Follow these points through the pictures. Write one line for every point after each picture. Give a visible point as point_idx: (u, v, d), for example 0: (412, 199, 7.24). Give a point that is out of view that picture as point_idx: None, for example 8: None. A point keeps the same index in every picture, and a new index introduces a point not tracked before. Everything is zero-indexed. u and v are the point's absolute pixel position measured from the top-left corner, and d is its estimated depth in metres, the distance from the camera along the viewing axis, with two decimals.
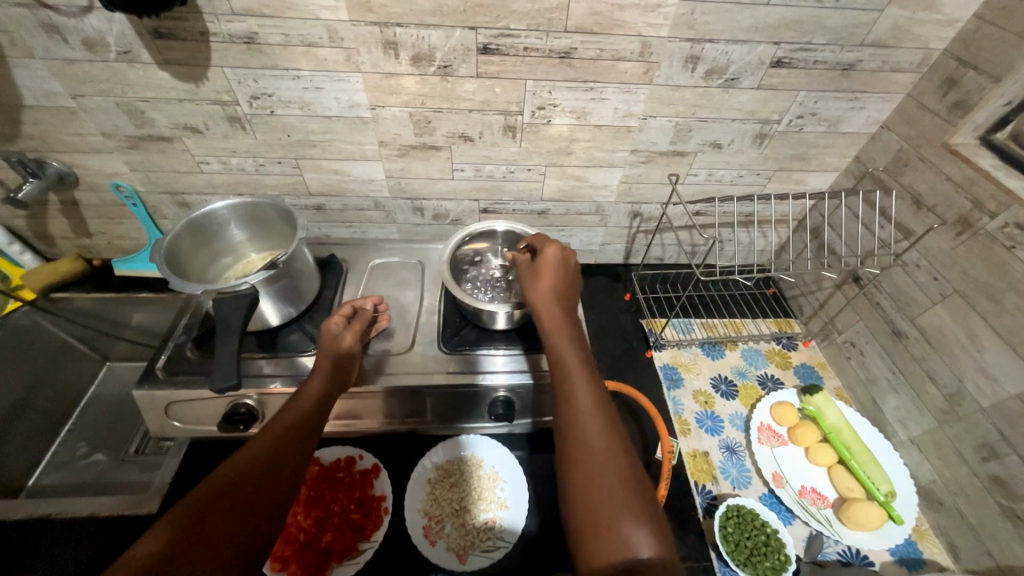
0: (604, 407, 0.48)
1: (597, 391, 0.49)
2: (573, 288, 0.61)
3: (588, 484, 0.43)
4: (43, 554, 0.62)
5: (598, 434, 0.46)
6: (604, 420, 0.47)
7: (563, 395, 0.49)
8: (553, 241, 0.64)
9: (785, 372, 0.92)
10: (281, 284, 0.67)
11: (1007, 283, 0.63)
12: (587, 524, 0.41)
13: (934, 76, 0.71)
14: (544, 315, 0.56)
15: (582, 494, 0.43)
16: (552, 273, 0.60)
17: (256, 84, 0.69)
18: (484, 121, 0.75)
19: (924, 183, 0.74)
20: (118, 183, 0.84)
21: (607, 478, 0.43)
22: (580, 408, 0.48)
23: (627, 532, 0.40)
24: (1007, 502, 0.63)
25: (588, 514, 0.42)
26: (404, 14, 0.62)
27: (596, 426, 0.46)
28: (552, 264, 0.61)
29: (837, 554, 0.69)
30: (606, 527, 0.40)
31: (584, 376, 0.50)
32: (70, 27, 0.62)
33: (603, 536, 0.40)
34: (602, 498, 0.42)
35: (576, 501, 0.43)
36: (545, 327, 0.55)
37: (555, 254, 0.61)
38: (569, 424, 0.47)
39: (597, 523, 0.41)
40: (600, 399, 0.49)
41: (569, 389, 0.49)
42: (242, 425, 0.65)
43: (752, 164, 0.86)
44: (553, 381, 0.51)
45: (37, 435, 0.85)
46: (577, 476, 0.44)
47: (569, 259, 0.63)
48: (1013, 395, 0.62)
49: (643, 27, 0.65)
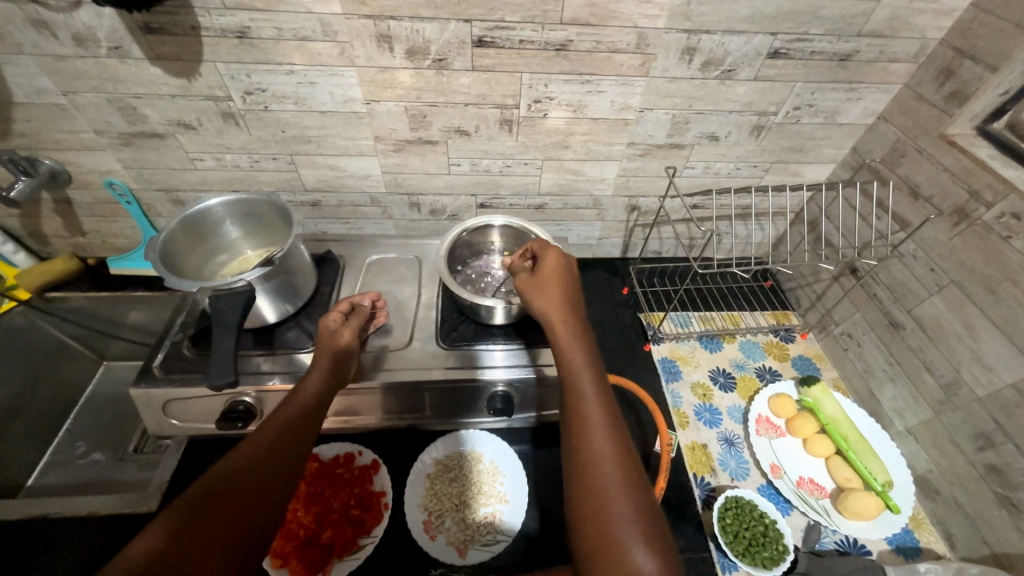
0: (614, 424, 0.47)
1: (607, 407, 0.49)
2: (578, 295, 0.60)
3: (599, 503, 0.42)
4: (43, 553, 0.62)
5: (610, 452, 0.45)
6: (614, 438, 0.46)
7: (573, 410, 0.49)
8: (554, 248, 0.63)
9: (783, 365, 0.92)
10: (278, 281, 0.66)
11: (1003, 273, 0.63)
12: (597, 546, 0.40)
13: (932, 65, 0.71)
14: (554, 326, 0.55)
15: (593, 514, 0.42)
16: (558, 283, 0.59)
17: (249, 79, 0.69)
18: (480, 115, 0.75)
19: (921, 174, 0.74)
20: (111, 180, 0.83)
21: (617, 497, 0.42)
22: (590, 425, 0.47)
23: (636, 555, 0.39)
24: (1003, 490, 0.64)
25: (599, 534, 0.41)
26: (398, 7, 0.62)
27: (607, 445, 0.46)
28: (555, 272, 0.60)
29: (834, 544, 0.70)
30: (616, 549, 0.40)
31: (595, 390, 0.49)
32: (61, 22, 0.61)
33: (613, 559, 0.39)
34: (612, 519, 0.41)
35: (586, 519, 0.42)
36: (554, 339, 0.54)
37: (557, 261, 0.61)
38: (580, 442, 0.46)
39: (607, 545, 0.40)
40: (611, 416, 0.48)
41: (580, 406, 0.49)
42: (241, 422, 0.65)
43: (750, 156, 0.85)
44: (562, 394, 0.51)
45: (34, 436, 0.85)
46: (587, 495, 0.43)
47: (571, 265, 0.62)
48: (1009, 385, 0.62)
49: (639, 19, 0.64)
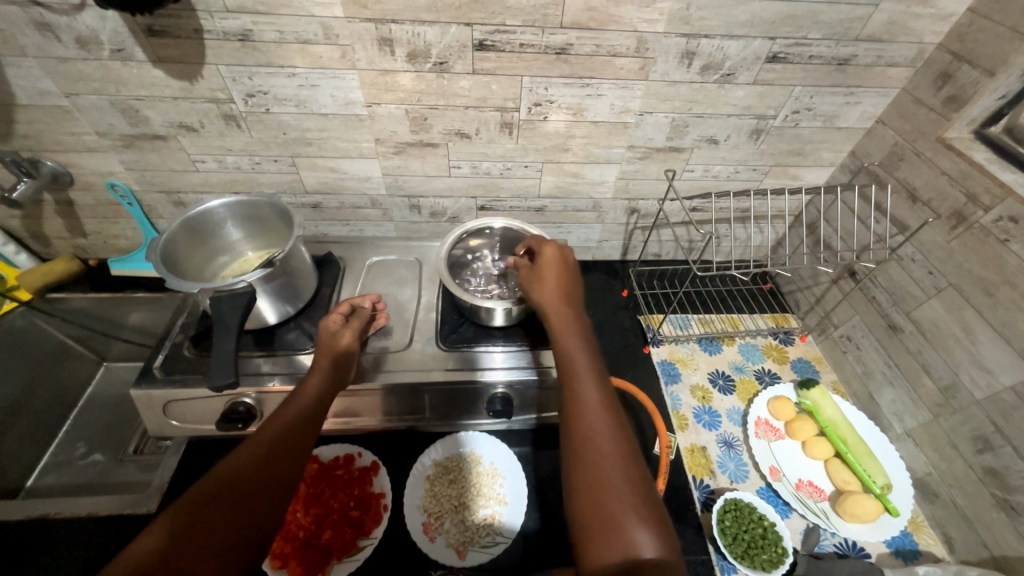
0: (612, 406, 0.48)
1: (605, 391, 0.49)
2: (576, 283, 0.60)
3: (596, 481, 0.42)
4: (41, 553, 0.63)
5: (607, 430, 0.46)
6: (612, 419, 0.47)
7: (569, 392, 0.49)
8: (551, 241, 0.64)
9: (782, 367, 0.93)
10: (279, 282, 0.67)
11: (1001, 277, 0.63)
12: (592, 523, 0.41)
13: (929, 70, 0.71)
14: (552, 313, 0.56)
15: (588, 491, 0.42)
16: (554, 273, 0.60)
17: (251, 82, 0.69)
18: (481, 117, 0.75)
19: (920, 177, 0.74)
20: (113, 182, 0.84)
21: (613, 476, 0.43)
22: (586, 407, 0.47)
23: (633, 532, 0.39)
24: (1001, 493, 0.64)
25: (594, 511, 0.41)
26: (399, 10, 0.62)
27: (603, 425, 0.46)
28: (551, 262, 0.61)
29: (834, 547, 0.70)
30: (612, 524, 0.40)
31: (591, 374, 0.50)
32: (63, 25, 0.62)
33: (609, 535, 0.40)
34: (608, 498, 0.41)
35: (581, 497, 0.43)
36: (552, 325, 0.55)
37: (554, 254, 0.61)
38: (577, 422, 0.47)
39: (603, 522, 0.40)
40: (607, 398, 0.48)
41: (577, 390, 0.49)
42: (241, 423, 0.66)
43: (749, 159, 0.86)
44: (560, 379, 0.51)
45: (34, 437, 0.85)
46: (583, 473, 0.43)
47: (568, 256, 0.62)
48: (1008, 388, 0.63)
49: (638, 23, 0.65)
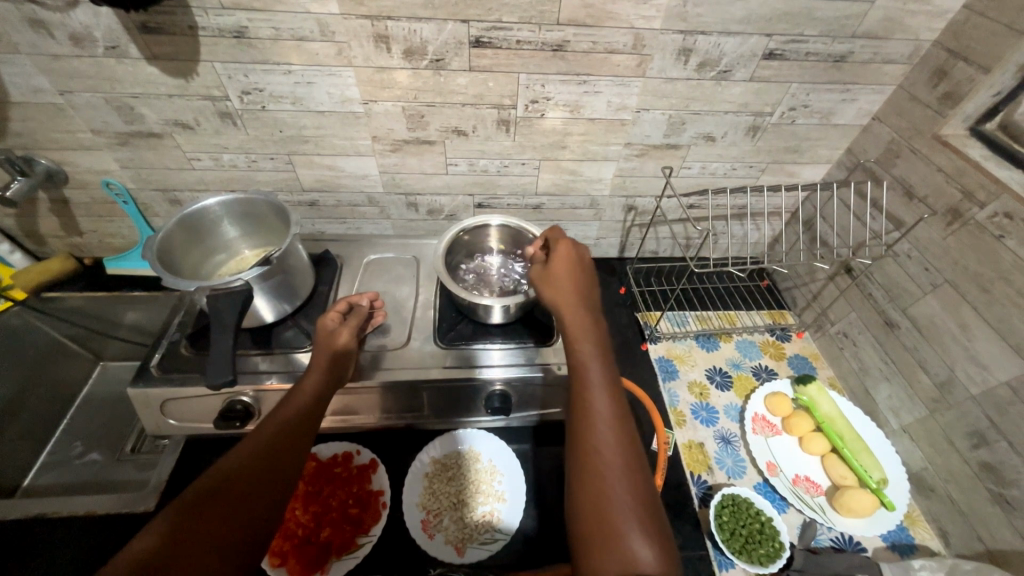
0: (620, 413, 0.48)
1: (614, 397, 0.49)
2: (591, 285, 0.59)
3: (601, 490, 0.43)
4: (38, 554, 0.62)
5: (614, 439, 0.46)
6: (618, 425, 0.47)
7: (579, 397, 0.49)
8: (568, 239, 0.63)
9: (779, 363, 0.93)
10: (275, 281, 0.67)
11: (997, 273, 0.63)
12: (595, 532, 0.41)
13: (925, 66, 0.71)
14: (566, 314, 0.55)
15: (593, 499, 0.43)
16: (569, 274, 0.59)
17: (246, 79, 0.69)
18: (478, 115, 0.75)
19: (915, 174, 0.74)
20: (108, 180, 0.83)
21: (618, 487, 0.43)
22: (595, 413, 0.47)
23: (634, 544, 0.40)
24: (996, 488, 0.64)
25: (597, 520, 0.42)
26: (396, 7, 0.62)
27: (610, 434, 0.46)
28: (567, 261, 0.60)
29: (830, 540, 0.70)
30: (614, 534, 0.40)
31: (603, 380, 0.50)
32: (57, 22, 0.61)
33: (611, 545, 0.40)
34: (611, 508, 0.42)
35: (585, 504, 0.43)
36: (566, 327, 0.55)
37: (569, 252, 0.60)
38: (584, 427, 0.47)
39: (606, 531, 0.41)
40: (617, 406, 0.48)
41: (586, 395, 0.49)
42: (238, 421, 0.65)
43: (746, 156, 0.86)
44: (570, 382, 0.51)
45: (30, 437, 0.84)
46: (588, 480, 0.44)
47: (584, 255, 0.62)
48: (1003, 383, 0.63)
49: (636, 20, 0.65)
